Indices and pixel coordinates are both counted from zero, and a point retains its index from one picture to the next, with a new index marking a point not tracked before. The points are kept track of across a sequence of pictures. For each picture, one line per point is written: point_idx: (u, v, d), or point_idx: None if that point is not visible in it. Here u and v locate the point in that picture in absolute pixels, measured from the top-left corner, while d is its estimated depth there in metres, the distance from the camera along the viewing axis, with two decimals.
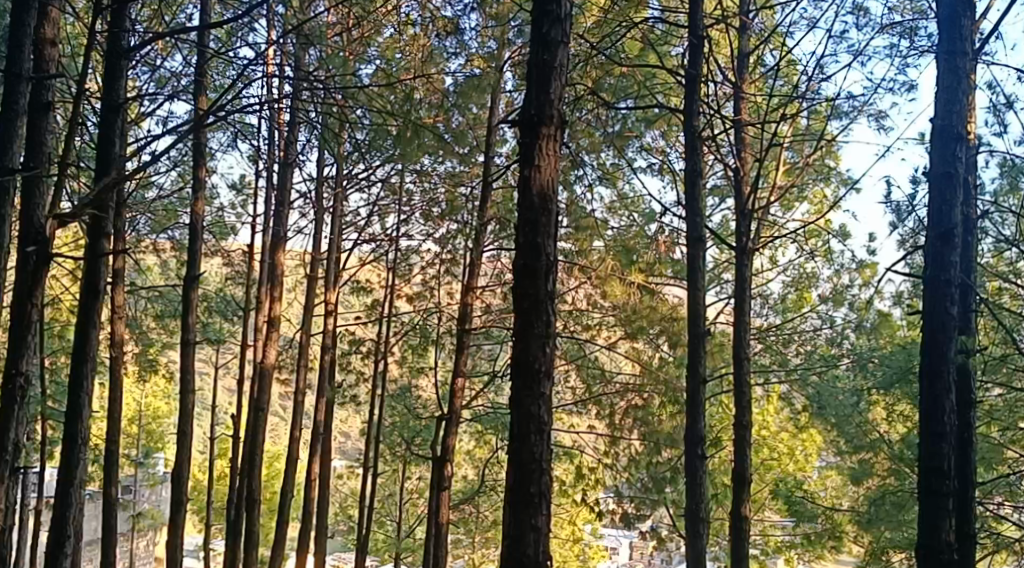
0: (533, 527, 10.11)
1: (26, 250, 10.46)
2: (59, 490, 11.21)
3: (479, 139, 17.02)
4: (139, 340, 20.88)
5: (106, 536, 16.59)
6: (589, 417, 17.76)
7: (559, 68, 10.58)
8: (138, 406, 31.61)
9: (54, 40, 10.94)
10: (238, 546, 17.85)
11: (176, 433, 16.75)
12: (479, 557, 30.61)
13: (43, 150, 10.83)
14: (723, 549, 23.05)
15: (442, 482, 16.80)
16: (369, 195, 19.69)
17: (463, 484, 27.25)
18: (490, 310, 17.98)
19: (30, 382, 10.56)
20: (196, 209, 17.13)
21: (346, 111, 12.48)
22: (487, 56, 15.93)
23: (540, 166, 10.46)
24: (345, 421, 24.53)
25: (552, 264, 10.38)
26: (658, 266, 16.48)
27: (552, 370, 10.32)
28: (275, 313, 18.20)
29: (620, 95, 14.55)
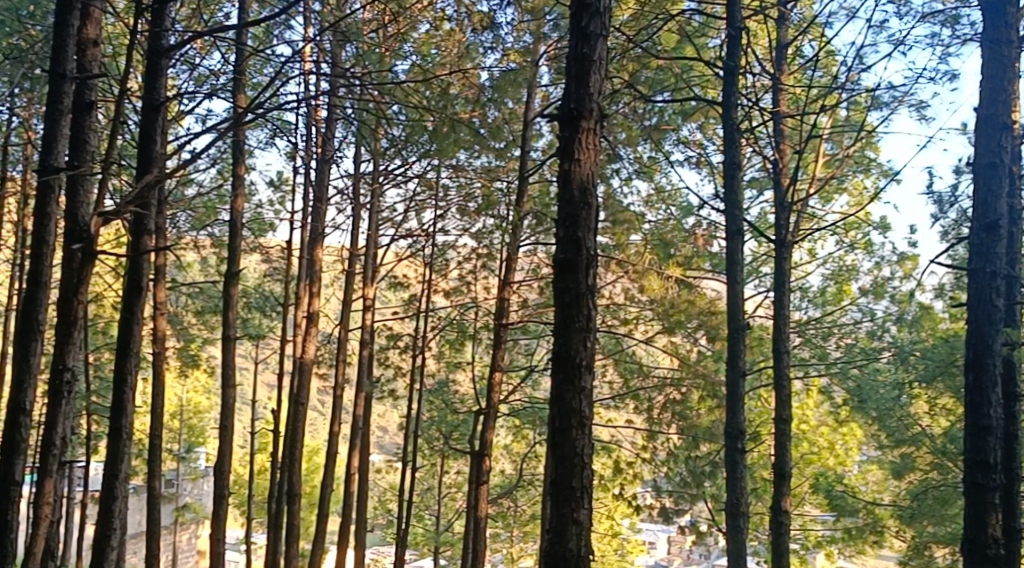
0: (575, 521, 10.12)
1: (72, 248, 10.46)
2: (104, 485, 11.30)
3: (516, 133, 17.07)
4: (181, 336, 21.06)
5: (149, 530, 16.70)
6: (626, 410, 17.42)
7: (598, 62, 10.55)
8: (179, 400, 32.00)
9: (96, 40, 10.92)
10: (279, 540, 17.97)
11: (217, 427, 16.82)
12: (518, 552, 30.73)
13: (87, 149, 10.87)
14: (763, 544, 22.96)
15: (481, 476, 16.76)
16: (405, 190, 19.70)
17: (501, 479, 27.33)
18: (527, 305, 18.04)
19: (77, 377, 10.61)
20: (236, 206, 17.26)
21: (383, 107, 12.44)
22: (523, 50, 15.85)
23: (580, 159, 10.45)
24: (383, 416, 24.68)
25: (592, 258, 10.38)
26: (695, 259, 16.74)
27: (593, 364, 10.31)
28: (314, 308, 18.30)
29: (657, 89, 14.50)
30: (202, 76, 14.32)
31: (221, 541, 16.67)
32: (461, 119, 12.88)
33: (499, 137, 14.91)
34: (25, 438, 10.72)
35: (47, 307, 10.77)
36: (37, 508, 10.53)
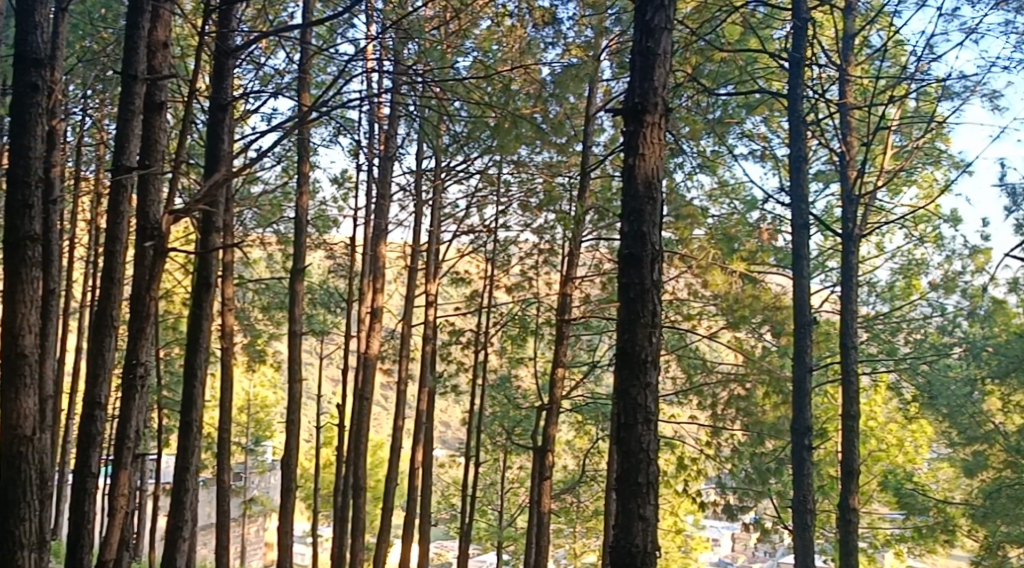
0: (641, 517, 10.10)
1: (144, 246, 10.52)
2: (176, 477, 11.48)
3: (578, 128, 17.03)
4: (248, 332, 21.37)
5: (219, 522, 16.92)
6: (690, 406, 17.70)
7: (663, 55, 10.49)
8: (245, 394, 32.53)
9: (166, 43, 10.99)
10: (345, 534, 18.12)
11: (284, 422, 16.96)
12: (580, 547, 30.80)
13: (158, 148, 10.85)
14: (829, 541, 22.77)
15: (544, 472, 16.72)
16: (467, 186, 19.68)
17: (564, 474, 27.40)
18: (589, 300, 18.28)
19: (150, 372, 10.64)
20: (301, 202, 17.40)
21: (447, 104, 12.40)
22: (585, 44, 15.70)
23: (645, 154, 10.42)
24: (446, 411, 24.82)
25: (658, 253, 10.34)
26: (759, 254, 16.63)
27: (658, 359, 10.28)
28: (378, 304, 18.43)
29: (721, 82, 14.30)
30: (267, 75, 14.47)
31: (288, 534, 16.81)
32: (523, 114, 12.88)
33: (562, 133, 14.90)
34: (100, 431, 10.88)
35: (120, 303, 10.86)
36: (112, 498, 10.54)
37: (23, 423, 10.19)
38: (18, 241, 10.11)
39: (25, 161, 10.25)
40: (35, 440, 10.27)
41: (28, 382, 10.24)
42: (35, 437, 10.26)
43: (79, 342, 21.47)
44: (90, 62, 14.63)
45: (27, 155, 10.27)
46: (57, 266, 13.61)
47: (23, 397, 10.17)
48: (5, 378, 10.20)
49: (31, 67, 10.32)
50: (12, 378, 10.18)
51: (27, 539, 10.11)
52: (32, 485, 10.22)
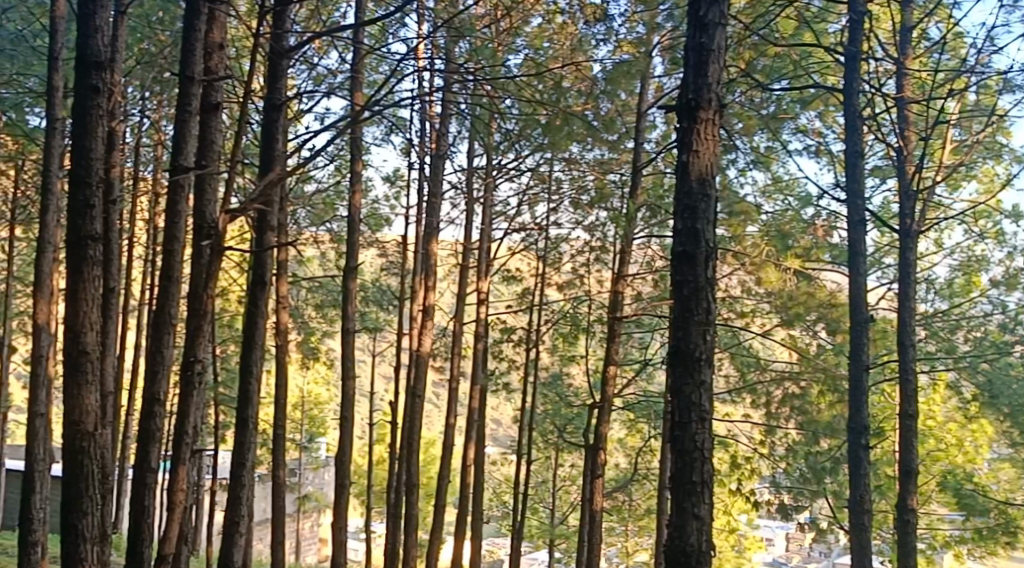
0: (695, 516, 10.03)
1: (201, 244, 10.59)
2: (232, 473, 11.58)
3: (629, 125, 16.95)
4: (302, 330, 21.54)
5: (275, 517, 17.06)
6: (744, 404, 17.85)
7: (717, 51, 10.40)
8: (299, 391, 32.81)
9: (222, 44, 11.12)
10: (398, 530, 18.20)
11: (338, 418, 17.06)
12: (633, 546, 30.70)
13: (214, 149, 10.92)
14: (887, 542, 22.50)
15: (596, 469, 16.65)
16: (518, 183, 19.63)
17: (616, 472, 27.35)
18: (641, 298, 18.25)
19: (207, 369, 10.68)
20: (354, 200, 17.46)
21: (497, 103, 12.31)
22: (636, 41, 15.68)
23: (698, 151, 10.35)
24: (498, 408, 24.84)
25: (712, 250, 10.27)
26: (814, 250, 16.31)
27: (713, 357, 10.20)
28: (430, 302, 18.45)
29: (775, 77, 14.13)
30: (320, 75, 14.58)
31: (343, 529, 16.91)
32: (575, 111, 12.89)
33: (613, 130, 14.86)
34: (160, 426, 11.02)
35: (178, 301, 10.96)
36: (171, 494, 10.67)
37: (85, 419, 10.36)
38: (80, 241, 10.25)
39: (86, 163, 10.39)
40: (98, 436, 10.45)
41: (90, 379, 10.43)
42: (97, 433, 10.44)
43: (138, 339, 21.78)
44: (148, 64, 14.89)
45: (87, 157, 10.39)
46: (118, 264, 13.83)
47: (85, 393, 10.35)
48: (67, 375, 10.41)
49: (92, 70, 10.46)
50: (75, 374, 10.39)
51: (91, 532, 10.40)
52: (94, 479, 10.45)
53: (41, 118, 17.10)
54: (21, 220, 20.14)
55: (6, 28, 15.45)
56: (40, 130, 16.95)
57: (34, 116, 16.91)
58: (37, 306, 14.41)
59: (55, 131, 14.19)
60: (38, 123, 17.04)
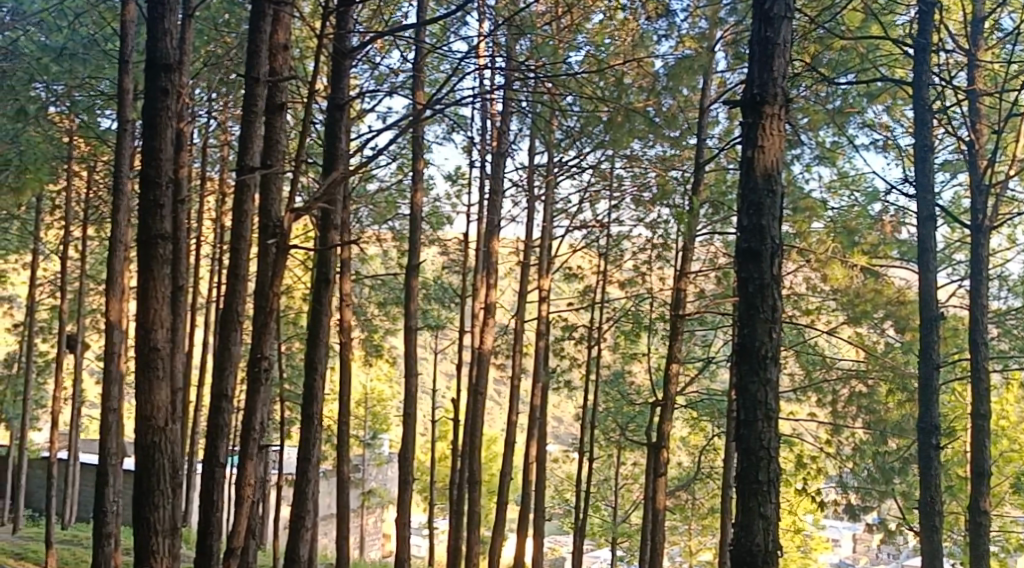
0: (762, 516, 9.91)
1: (267, 243, 10.63)
2: (298, 468, 11.66)
3: (692, 121, 16.74)
4: (365, 327, 21.64)
5: (339, 514, 17.12)
6: (809, 403, 17.58)
7: (783, 45, 10.25)
8: (363, 388, 33.03)
9: (286, 44, 11.02)
10: (460, 526, 18.18)
11: (400, 415, 17.07)
12: (696, 545, 30.43)
13: (278, 148, 10.89)
14: (957, 544, 22.07)
15: (659, 468, 16.49)
16: (579, 181, 19.47)
17: (679, 470, 27.18)
18: (705, 295, 18.11)
19: (274, 366, 10.70)
20: (415, 199, 17.43)
21: (558, 100, 12.14)
22: (699, 36, 15.52)
23: (764, 146, 10.21)
24: (560, 406, 24.77)
25: (778, 247, 10.13)
26: (882, 247, 15.57)
27: (779, 355, 10.05)
28: (491, 299, 18.38)
29: (841, 70, 13.89)
30: (382, 75, 14.60)
31: (406, 525, 16.92)
32: (635, 108, 12.88)
33: (675, 126, 14.72)
34: (228, 423, 11.09)
35: (245, 299, 11.02)
36: (238, 489, 10.64)
37: (156, 414, 10.58)
38: (150, 240, 10.42)
39: (155, 163, 10.54)
40: (168, 431, 10.68)
41: (161, 374, 10.64)
42: (167, 428, 10.67)
43: (204, 337, 21.81)
44: (215, 65, 15.06)
45: (157, 157, 10.55)
46: (186, 262, 13.87)
47: (157, 389, 10.58)
48: (138, 370, 10.62)
49: (161, 72, 10.59)
50: (147, 370, 10.59)
51: (162, 526, 10.53)
52: (165, 474, 10.63)
53: (111, 121, 17.41)
54: (92, 221, 20.49)
55: (78, 32, 15.66)
56: (111, 131, 17.23)
57: (104, 118, 17.19)
58: (109, 305, 14.39)
59: (125, 133, 14.33)
60: (108, 125, 17.34)
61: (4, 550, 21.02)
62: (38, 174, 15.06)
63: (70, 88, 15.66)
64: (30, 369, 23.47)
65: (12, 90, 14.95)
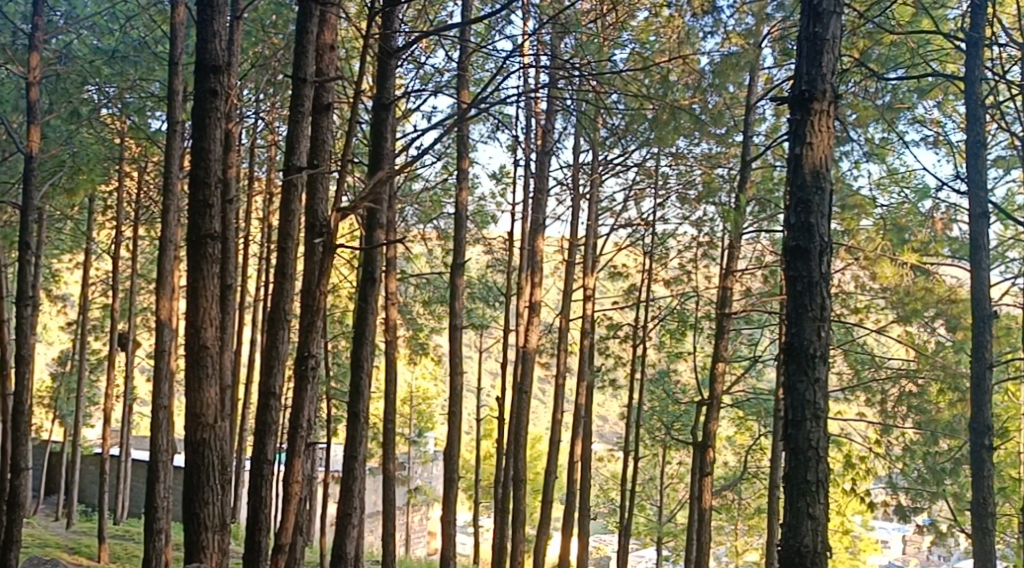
0: (810, 516, 9.80)
1: (313, 242, 10.66)
2: (345, 466, 11.73)
3: (738, 118, 16.63)
4: (411, 326, 21.71)
5: (385, 511, 17.15)
6: (859, 402, 17.34)
7: (833, 40, 10.12)
8: (407, 386, 33.16)
9: (333, 45, 11.10)
10: (505, 525, 18.14)
11: (446, 413, 17.06)
12: (742, 546, 30.18)
13: (325, 148, 10.90)
14: (1010, 546, 21.73)
15: (705, 468, 16.37)
16: (625, 179, 19.36)
17: (726, 470, 27.02)
18: (751, 294, 17.94)
19: (321, 364, 10.74)
20: (460, 198, 17.40)
21: (602, 97, 12.10)
22: (745, 33, 15.36)
23: (812, 143, 10.11)
24: (604, 405, 24.74)
25: (827, 244, 10.02)
26: (933, 244, 14.94)
27: (828, 354, 9.93)
28: (536, 298, 18.32)
29: (891, 66, 13.67)
30: (428, 75, 14.62)
31: (451, 523, 16.91)
32: (681, 105, 12.83)
33: (721, 123, 14.64)
34: (276, 420, 11.16)
35: (293, 298, 11.07)
36: (286, 485, 10.68)
37: (206, 412, 10.83)
38: (199, 241, 10.63)
39: (204, 164, 10.71)
40: (217, 428, 10.90)
41: (210, 372, 10.90)
42: (216, 425, 10.89)
43: (253, 335, 21.60)
44: (262, 66, 15.26)
45: (206, 158, 10.72)
46: (235, 262, 13.94)
47: (206, 386, 10.84)
48: (188, 369, 10.88)
49: (209, 74, 10.72)
50: (196, 368, 10.86)
51: (211, 521, 10.74)
52: (214, 470, 10.83)
53: (161, 122, 17.62)
54: (143, 220, 20.74)
55: (130, 35, 15.82)
56: (161, 132, 17.42)
57: (155, 119, 17.50)
58: (160, 303, 14.31)
59: (175, 134, 14.28)
60: (158, 126, 17.54)
61: (57, 544, 21.25)
62: (92, 174, 15.31)
63: (122, 91, 15.78)
64: (83, 366, 23.71)
65: (66, 92, 15.22)
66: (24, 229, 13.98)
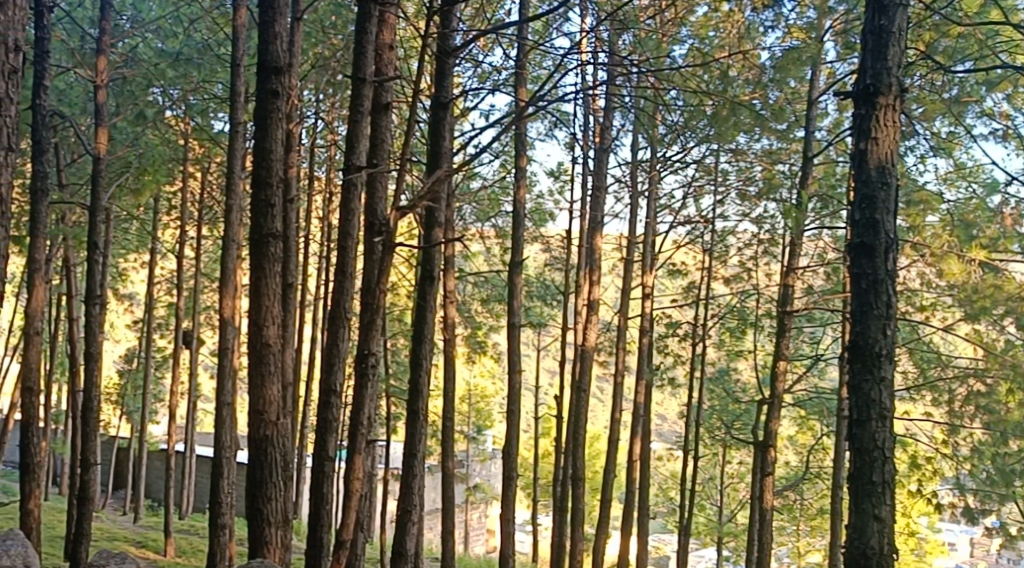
0: (876, 517, 9.60)
1: (372, 241, 10.63)
2: (405, 463, 11.74)
3: (799, 114, 16.40)
4: (469, 324, 21.71)
5: (444, 509, 17.14)
6: (925, 402, 17.05)
7: (899, 33, 9.88)
8: (466, 384, 33.21)
9: (392, 44, 11.09)
10: (564, 523, 18.04)
11: (504, 411, 16.98)
12: (805, 547, 29.83)
13: (384, 147, 10.87)
14: None
15: (766, 467, 16.16)
16: (684, 176, 19.18)
17: (787, 470, 26.73)
18: (813, 291, 17.67)
19: (381, 362, 10.71)
20: (518, 195, 17.31)
21: (662, 94, 11.93)
22: (806, 26, 15.08)
23: (878, 139, 9.91)
24: (663, 404, 24.58)
25: (893, 241, 9.81)
26: (1003, 240, 14.31)
27: (894, 353, 9.72)
28: (594, 296, 18.18)
29: (958, 58, 13.33)
30: (485, 73, 14.55)
31: (510, 521, 16.83)
32: (743, 101, 12.68)
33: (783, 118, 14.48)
34: (338, 417, 11.14)
35: (353, 296, 11.05)
36: (347, 483, 10.67)
37: (269, 409, 10.89)
38: (261, 240, 10.68)
39: (267, 164, 10.76)
40: (280, 425, 10.95)
41: (273, 369, 11.01)
42: (279, 422, 10.94)
43: (314, 333, 21.62)
44: (322, 67, 15.39)
45: (268, 158, 10.77)
46: (296, 261, 13.98)
47: (269, 383, 10.94)
48: (251, 367, 10.99)
49: (271, 75, 10.74)
50: (259, 365, 10.98)
51: (274, 517, 10.82)
52: (277, 466, 10.88)
53: (224, 123, 17.63)
54: (207, 220, 20.91)
55: (193, 37, 15.83)
56: (224, 133, 17.50)
57: (218, 120, 17.52)
58: (223, 302, 14.44)
59: (237, 134, 14.36)
60: (221, 126, 17.61)
61: (124, 537, 21.43)
62: (155, 175, 15.23)
63: (186, 93, 15.86)
64: (149, 363, 23.92)
65: (132, 95, 15.75)
66: (92, 229, 14.11)
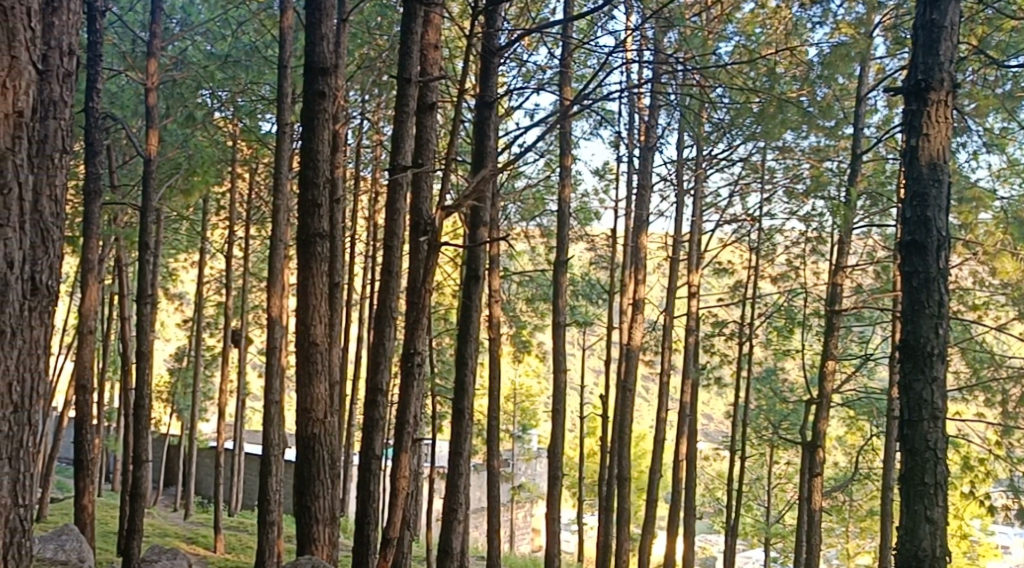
0: (928, 520, 9.43)
1: (417, 241, 10.60)
2: (450, 462, 11.73)
3: (848, 111, 16.20)
4: (514, 323, 21.66)
5: (490, 508, 17.11)
6: (978, 401, 16.81)
7: (951, 27, 9.69)
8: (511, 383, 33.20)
9: (437, 44, 11.06)
10: (610, 523, 17.95)
11: (551, 410, 16.91)
12: (854, 548, 29.55)
13: (429, 147, 10.84)
14: None
15: (814, 468, 15.99)
16: (730, 174, 19.02)
17: (836, 471, 26.49)
18: (863, 290, 17.47)
19: (427, 361, 10.67)
20: (563, 195, 17.25)
21: (708, 92, 11.81)
22: (855, 22, 14.83)
23: (929, 135, 9.74)
24: (709, 404, 24.41)
25: (944, 239, 9.64)
26: None
27: (946, 352, 9.53)
28: (640, 295, 18.06)
29: (1011, 53, 13.06)
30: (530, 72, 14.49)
31: (556, 521, 16.77)
32: (792, 97, 12.54)
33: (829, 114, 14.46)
34: (384, 416, 11.12)
35: (399, 296, 11.03)
36: (393, 481, 10.65)
37: (316, 406, 10.98)
38: (309, 240, 10.68)
39: (313, 164, 10.77)
40: (327, 423, 11.02)
41: (320, 368, 11.09)
42: (327, 420, 11.01)
43: (360, 332, 21.65)
44: (367, 68, 15.41)
45: (315, 158, 10.77)
46: (342, 260, 13.99)
47: (316, 382, 11.04)
48: (299, 366, 11.08)
49: (317, 76, 10.71)
50: (307, 364, 11.06)
51: (322, 514, 10.84)
52: (325, 464, 10.92)
53: (272, 123, 17.51)
54: (254, 221, 20.98)
55: (241, 39, 16.01)
56: (271, 135, 17.42)
57: (265, 121, 17.41)
58: (270, 301, 14.49)
59: (285, 135, 14.37)
60: (269, 127, 17.43)
61: (175, 534, 21.55)
62: (205, 177, 15.36)
63: (234, 95, 15.95)
64: (198, 362, 24.05)
65: (182, 96, 15.72)
66: (143, 229, 14.16)
